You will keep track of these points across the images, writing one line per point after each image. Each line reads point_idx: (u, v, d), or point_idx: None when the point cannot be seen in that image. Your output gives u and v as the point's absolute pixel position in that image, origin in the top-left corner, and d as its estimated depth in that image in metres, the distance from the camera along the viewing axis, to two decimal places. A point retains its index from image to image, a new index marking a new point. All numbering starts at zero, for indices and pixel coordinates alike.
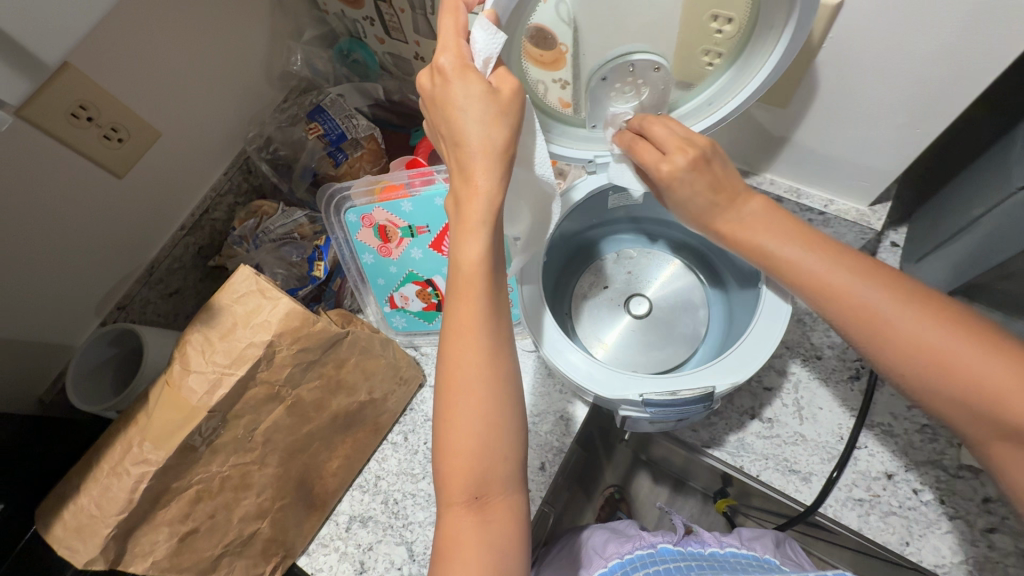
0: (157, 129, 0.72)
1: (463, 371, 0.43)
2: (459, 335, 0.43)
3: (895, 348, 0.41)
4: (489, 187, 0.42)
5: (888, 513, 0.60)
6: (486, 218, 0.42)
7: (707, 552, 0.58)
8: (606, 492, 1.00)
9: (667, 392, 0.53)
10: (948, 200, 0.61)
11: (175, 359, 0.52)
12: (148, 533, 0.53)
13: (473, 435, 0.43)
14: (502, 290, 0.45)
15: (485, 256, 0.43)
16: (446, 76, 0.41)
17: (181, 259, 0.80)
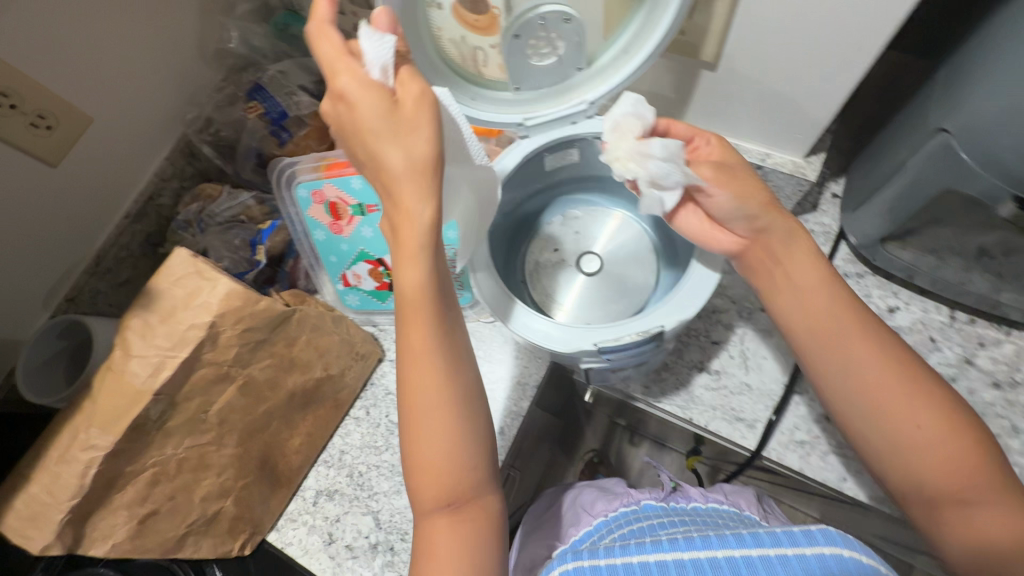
0: (89, 114, 0.70)
1: (422, 393, 0.45)
2: (416, 359, 0.45)
3: (858, 387, 0.49)
4: (421, 208, 0.41)
5: (828, 452, 0.63)
6: (424, 244, 0.43)
7: (690, 507, 0.63)
8: (587, 455, 1.10)
9: (619, 336, 0.53)
10: (877, 149, 0.62)
11: (116, 345, 0.52)
12: (105, 518, 0.54)
13: (443, 451, 0.45)
14: (449, 308, 0.46)
15: (427, 282, 0.43)
16: (349, 95, 0.41)
17: (128, 248, 0.79)
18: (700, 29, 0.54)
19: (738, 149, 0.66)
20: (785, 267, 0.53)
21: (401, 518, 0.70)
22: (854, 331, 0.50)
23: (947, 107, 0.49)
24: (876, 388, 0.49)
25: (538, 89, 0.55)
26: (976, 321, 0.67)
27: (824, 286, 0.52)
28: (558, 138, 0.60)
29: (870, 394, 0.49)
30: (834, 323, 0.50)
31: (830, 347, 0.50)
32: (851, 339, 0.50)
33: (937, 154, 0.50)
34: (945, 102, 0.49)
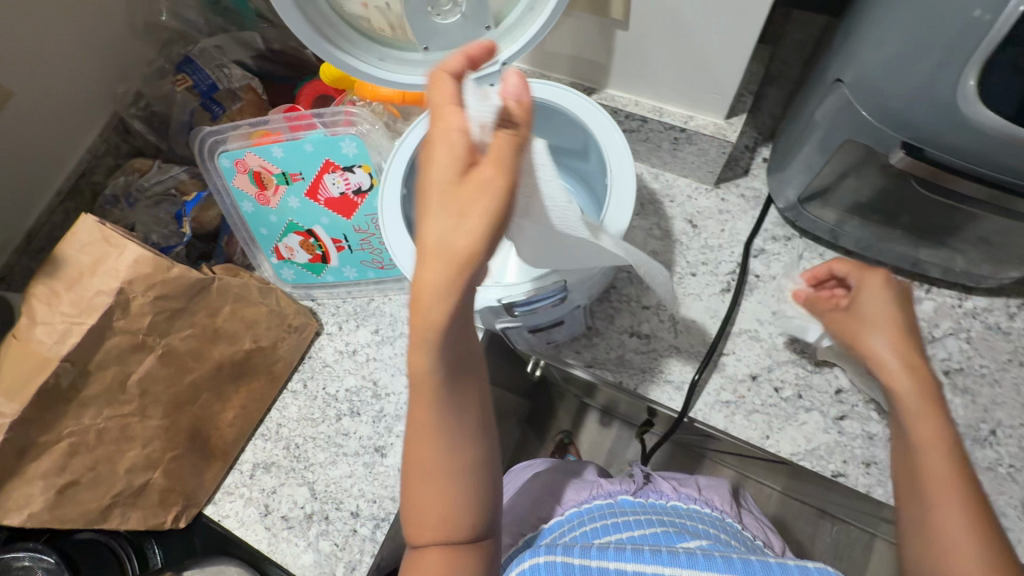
0: (10, 89, 0.68)
1: (427, 475, 0.43)
2: (421, 428, 0.43)
3: (931, 536, 0.44)
4: (441, 303, 0.37)
5: (751, 411, 0.64)
6: (427, 332, 0.39)
7: (669, 505, 0.62)
8: (557, 437, 1.11)
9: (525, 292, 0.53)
10: (797, 107, 0.62)
11: (22, 313, 0.52)
12: (21, 487, 0.54)
13: (434, 541, 0.44)
14: (462, 385, 0.43)
15: (432, 366, 0.40)
16: (427, 157, 0.37)
17: (62, 226, 0.78)
18: None
19: (662, 112, 0.66)
20: (886, 375, 0.51)
21: (336, 488, 0.69)
22: (944, 474, 0.45)
23: (843, 59, 0.49)
24: (948, 530, 0.43)
25: (448, 49, 0.54)
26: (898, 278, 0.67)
27: (914, 407, 0.48)
28: None
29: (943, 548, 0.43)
30: (919, 445, 0.47)
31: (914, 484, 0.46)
32: (942, 456, 0.46)
33: (838, 105, 0.51)
34: (841, 53, 0.50)
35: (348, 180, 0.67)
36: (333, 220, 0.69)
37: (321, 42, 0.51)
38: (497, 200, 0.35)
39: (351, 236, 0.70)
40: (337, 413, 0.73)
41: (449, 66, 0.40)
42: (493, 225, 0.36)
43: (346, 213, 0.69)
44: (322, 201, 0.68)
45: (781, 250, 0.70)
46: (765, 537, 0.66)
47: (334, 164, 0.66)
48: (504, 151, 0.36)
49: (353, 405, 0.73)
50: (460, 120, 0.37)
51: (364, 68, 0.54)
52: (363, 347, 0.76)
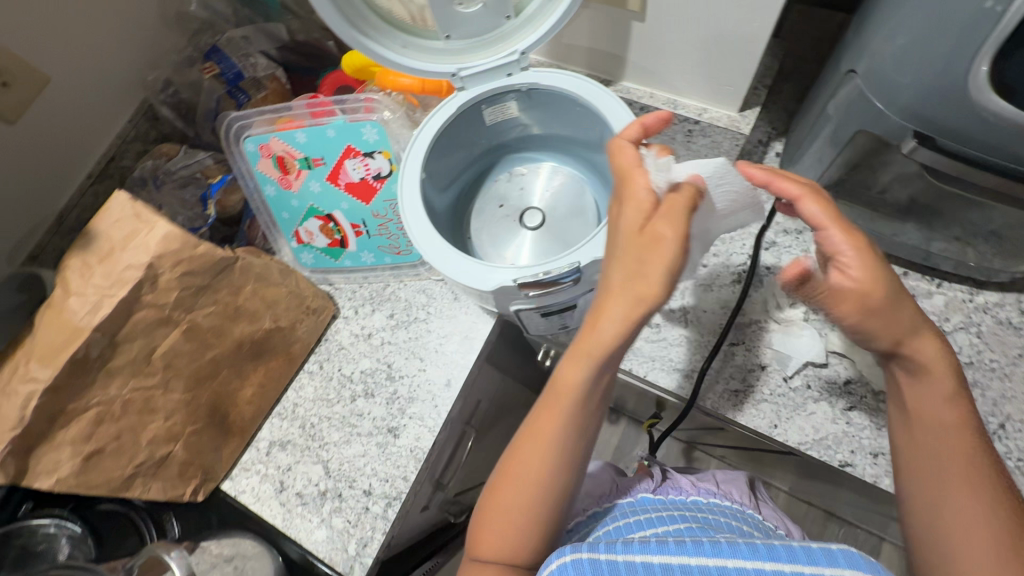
0: (48, 75, 0.72)
1: (527, 470, 0.48)
2: (540, 436, 0.48)
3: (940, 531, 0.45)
4: (611, 331, 0.43)
5: (761, 401, 0.65)
6: (593, 357, 0.44)
7: (688, 500, 0.62)
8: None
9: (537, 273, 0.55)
10: (809, 101, 0.63)
11: (56, 284, 0.54)
12: (49, 452, 0.56)
13: (511, 531, 0.48)
14: (591, 415, 0.48)
15: (582, 385, 0.45)
16: (620, 205, 0.44)
17: (91, 208, 0.81)
18: None
19: (676, 104, 0.67)
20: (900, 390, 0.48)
21: (350, 467, 0.71)
22: (962, 477, 0.44)
23: (856, 50, 0.50)
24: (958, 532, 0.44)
25: (468, 37, 0.57)
26: (909, 273, 0.67)
27: (939, 411, 0.46)
28: (492, 90, 0.61)
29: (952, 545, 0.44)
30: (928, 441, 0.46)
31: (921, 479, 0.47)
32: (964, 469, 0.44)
33: (852, 96, 0.52)
34: (853, 45, 0.51)
35: (368, 165, 0.69)
36: (352, 205, 0.71)
37: (349, 28, 0.52)
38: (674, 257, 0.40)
39: (369, 221, 0.72)
40: (352, 394, 0.75)
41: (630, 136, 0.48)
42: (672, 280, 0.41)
43: (365, 199, 0.70)
44: (342, 186, 0.70)
45: (792, 243, 0.71)
46: (787, 529, 0.66)
47: (356, 150, 0.68)
48: (678, 207, 0.42)
49: (368, 386, 0.75)
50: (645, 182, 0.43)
51: (388, 54, 0.55)
52: (378, 331, 0.77)
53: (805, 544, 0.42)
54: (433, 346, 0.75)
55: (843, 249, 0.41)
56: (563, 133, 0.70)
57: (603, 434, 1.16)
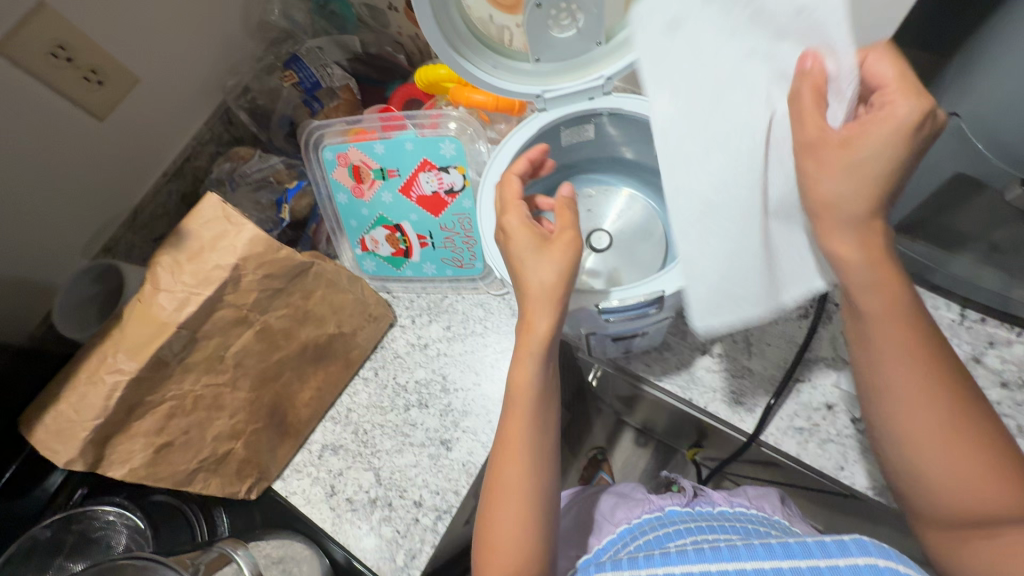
0: (137, 75, 0.75)
1: (508, 480, 0.50)
2: (510, 442, 0.50)
3: (885, 389, 0.45)
4: (545, 324, 0.50)
5: (826, 440, 0.63)
6: (535, 349, 0.50)
7: (717, 511, 0.62)
8: (590, 453, 1.14)
9: (618, 300, 0.54)
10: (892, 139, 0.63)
11: (146, 279, 0.56)
12: (124, 442, 0.57)
13: (516, 541, 0.48)
14: (550, 413, 0.52)
15: (533, 379, 0.50)
16: (505, 237, 0.52)
17: (165, 206, 0.84)
18: None
19: None
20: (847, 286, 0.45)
21: (401, 476, 0.71)
22: (916, 391, 0.44)
23: (958, 93, 0.49)
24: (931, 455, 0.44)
25: (557, 61, 0.58)
26: (986, 319, 0.66)
27: (860, 266, 0.44)
28: (575, 112, 0.62)
29: (914, 395, 0.44)
30: (864, 296, 0.45)
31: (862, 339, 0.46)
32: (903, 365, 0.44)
33: (949, 138, 0.51)
34: (955, 89, 0.50)
35: (442, 179, 0.70)
36: (421, 217, 0.72)
37: (447, 47, 0.54)
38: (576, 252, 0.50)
39: (435, 233, 0.73)
40: (405, 403, 0.75)
41: (516, 170, 0.57)
42: (569, 270, 0.49)
43: (434, 211, 0.72)
44: (414, 198, 0.71)
45: None
46: None
47: (431, 163, 0.69)
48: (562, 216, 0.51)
49: (422, 397, 0.75)
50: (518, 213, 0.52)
51: (479, 73, 0.56)
52: (434, 342, 0.78)
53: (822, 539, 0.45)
54: (490, 361, 0.76)
55: (884, 115, 0.41)
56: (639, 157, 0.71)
57: (635, 457, 1.15)
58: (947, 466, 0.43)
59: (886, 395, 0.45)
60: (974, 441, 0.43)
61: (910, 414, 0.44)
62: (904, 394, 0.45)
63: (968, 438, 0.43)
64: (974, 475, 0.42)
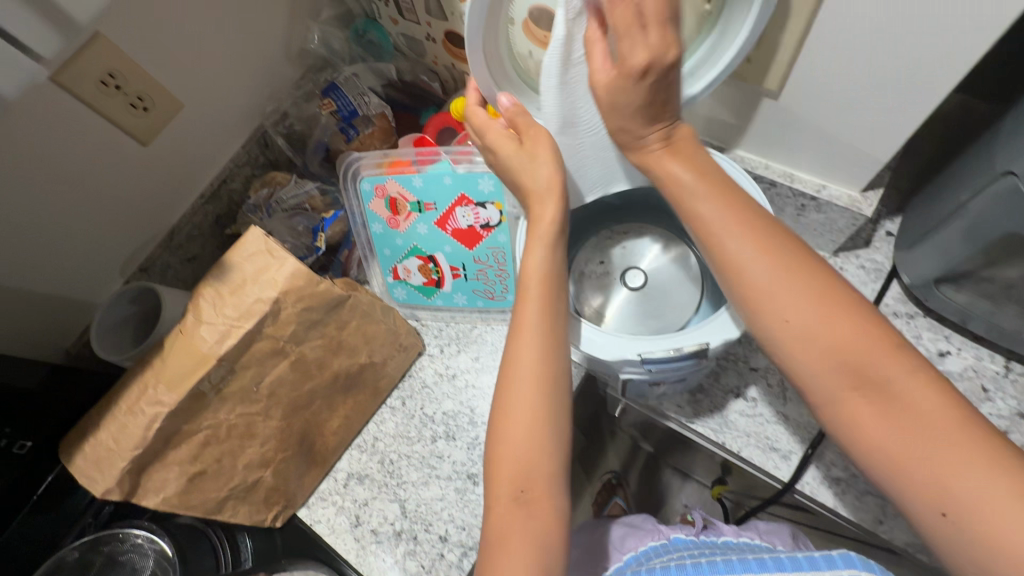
0: (180, 100, 0.76)
1: (523, 370, 0.53)
2: (522, 328, 0.55)
3: (771, 299, 0.45)
4: (552, 213, 0.56)
5: (863, 492, 0.62)
6: (544, 237, 0.56)
7: (721, 540, 0.64)
8: (605, 477, 1.11)
9: (665, 349, 0.54)
10: (936, 186, 0.62)
11: (189, 311, 0.56)
12: (159, 470, 0.57)
13: (533, 425, 0.52)
14: (560, 306, 0.56)
15: (544, 264, 0.56)
16: (496, 156, 0.59)
17: (200, 227, 0.85)
18: (767, 58, 0.56)
19: (792, 178, 0.67)
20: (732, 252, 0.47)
21: (427, 509, 0.72)
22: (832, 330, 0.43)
23: (1014, 151, 0.49)
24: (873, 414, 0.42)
25: None
26: None
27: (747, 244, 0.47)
28: None
29: (810, 320, 0.44)
30: (723, 218, 0.48)
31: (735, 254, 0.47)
32: (819, 316, 0.44)
33: (1001, 197, 0.50)
34: (1011, 146, 0.49)
35: (478, 214, 0.70)
36: (455, 249, 0.73)
37: (495, 86, 0.56)
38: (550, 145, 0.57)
39: (469, 265, 0.73)
40: (432, 434, 0.75)
41: (472, 100, 0.60)
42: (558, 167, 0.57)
43: (469, 244, 0.72)
44: (449, 231, 0.72)
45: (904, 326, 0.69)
46: None
47: (469, 198, 0.70)
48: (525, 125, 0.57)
49: (449, 428, 0.75)
50: (496, 129, 0.58)
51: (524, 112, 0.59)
52: (462, 373, 0.78)
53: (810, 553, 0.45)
54: None
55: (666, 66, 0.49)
56: None
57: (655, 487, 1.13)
58: (851, 374, 0.43)
59: (780, 309, 0.45)
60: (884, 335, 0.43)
61: (802, 336, 0.44)
62: (794, 309, 0.45)
63: (874, 344, 0.43)
64: (872, 363, 0.42)
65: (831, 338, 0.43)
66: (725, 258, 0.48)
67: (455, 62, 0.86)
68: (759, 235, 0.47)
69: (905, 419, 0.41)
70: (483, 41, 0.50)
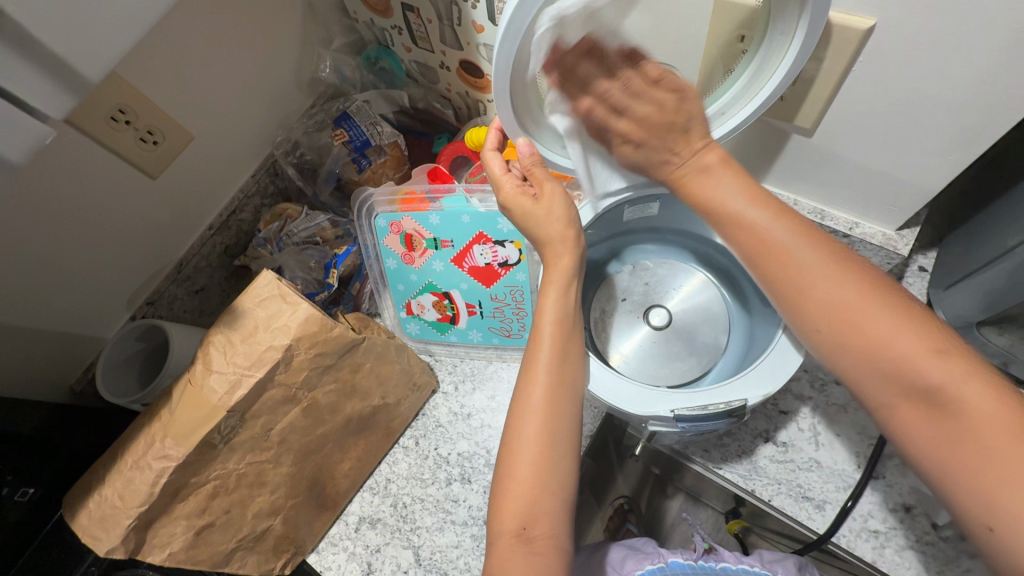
0: (190, 133, 0.74)
1: (534, 404, 0.51)
2: (534, 369, 0.52)
3: (806, 298, 0.45)
4: (568, 259, 0.55)
5: (903, 547, 0.61)
6: (561, 279, 0.55)
7: (719, 567, 0.60)
8: (616, 502, 1.01)
9: (699, 406, 0.52)
10: (981, 227, 0.60)
11: (198, 359, 0.54)
12: (166, 525, 0.55)
13: (543, 468, 0.49)
14: (574, 345, 0.54)
15: (560, 307, 0.54)
16: (510, 209, 0.56)
17: (208, 258, 0.82)
18: (801, 96, 0.56)
19: (823, 214, 0.68)
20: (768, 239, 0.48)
21: (442, 557, 0.70)
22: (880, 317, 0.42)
23: None
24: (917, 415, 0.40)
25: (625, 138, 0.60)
26: None
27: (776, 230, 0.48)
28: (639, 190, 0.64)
29: (847, 319, 0.43)
30: (762, 216, 0.49)
31: (775, 251, 0.47)
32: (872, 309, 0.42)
33: None
34: None
35: (496, 253, 0.69)
36: (472, 286, 0.72)
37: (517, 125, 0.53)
38: (565, 195, 0.56)
39: (485, 303, 0.72)
40: (447, 477, 0.74)
41: (490, 144, 0.57)
42: (571, 213, 0.55)
43: (486, 282, 0.71)
44: (466, 268, 0.71)
45: None
46: None
47: (487, 236, 0.69)
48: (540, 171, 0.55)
49: (465, 471, 0.74)
50: (512, 182, 0.55)
51: (549, 153, 0.57)
52: (478, 412, 0.76)
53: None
54: None
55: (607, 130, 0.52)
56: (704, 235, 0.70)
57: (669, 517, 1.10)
58: (893, 378, 0.41)
59: (815, 309, 0.44)
60: (935, 337, 0.40)
61: (840, 336, 0.43)
62: (829, 309, 0.44)
63: (923, 346, 0.40)
64: (918, 367, 0.40)
65: (871, 338, 0.42)
66: (765, 257, 0.48)
67: (470, 90, 0.84)
68: (799, 232, 0.47)
69: (957, 424, 0.38)
70: (511, 84, 0.48)
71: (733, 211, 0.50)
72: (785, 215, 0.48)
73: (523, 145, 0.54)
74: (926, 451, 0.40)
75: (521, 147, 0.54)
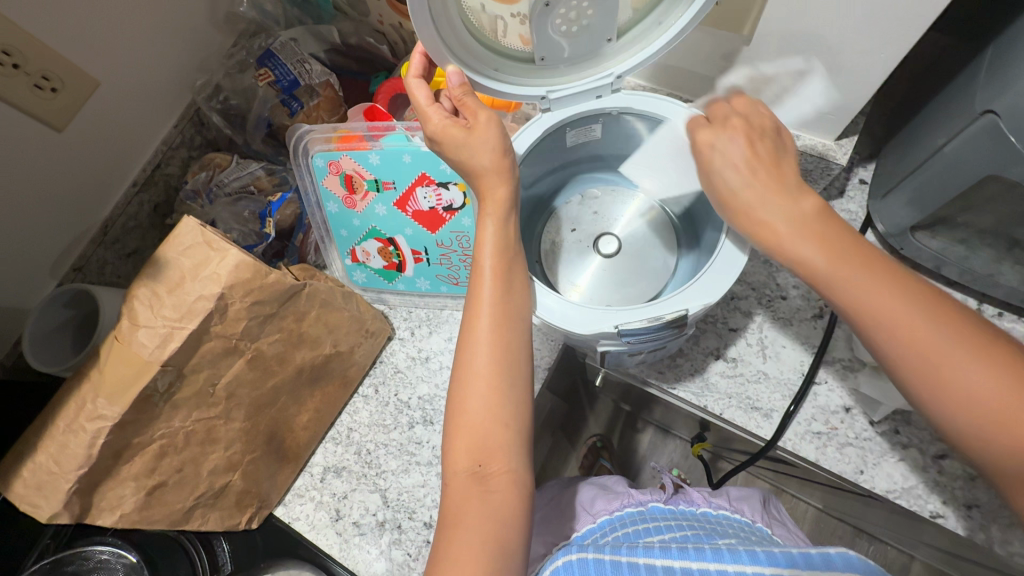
0: (94, 78, 0.67)
1: (482, 340, 0.50)
2: (478, 306, 0.51)
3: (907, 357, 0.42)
4: (503, 190, 0.53)
5: (844, 444, 0.64)
6: (500, 213, 0.53)
7: (699, 511, 0.58)
8: (589, 441, 1.04)
9: (645, 319, 0.52)
10: (916, 131, 0.61)
11: (123, 315, 0.51)
12: (113, 488, 0.53)
13: (493, 400, 0.49)
14: (520, 280, 0.54)
15: (498, 239, 0.53)
16: (438, 140, 0.53)
17: (136, 218, 0.77)
18: None
19: None
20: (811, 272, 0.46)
21: (409, 497, 0.71)
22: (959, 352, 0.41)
23: (994, 90, 0.49)
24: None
25: (562, 62, 0.56)
26: (1004, 315, 0.67)
27: (819, 257, 0.45)
28: (580, 113, 0.62)
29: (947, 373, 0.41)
30: (866, 282, 0.44)
31: (873, 321, 0.43)
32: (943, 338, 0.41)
33: (982, 136, 0.51)
34: (1000, 82, 0.48)
35: (440, 195, 0.67)
36: (416, 231, 0.70)
37: (445, 51, 0.49)
38: (497, 122, 0.53)
39: (431, 249, 0.71)
40: (409, 420, 0.74)
41: (414, 71, 0.54)
42: (505, 141, 0.53)
43: (431, 227, 0.69)
44: (410, 212, 0.68)
45: None
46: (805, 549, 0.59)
47: (429, 177, 0.66)
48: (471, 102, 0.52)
49: (426, 413, 0.74)
50: (437, 112, 0.52)
51: (480, 78, 0.53)
52: (435, 355, 0.76)
53: (805, 548, 0.44)
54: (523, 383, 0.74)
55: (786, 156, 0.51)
56: (645, 157, 0.70)
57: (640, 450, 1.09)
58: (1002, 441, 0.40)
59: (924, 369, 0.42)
60: None
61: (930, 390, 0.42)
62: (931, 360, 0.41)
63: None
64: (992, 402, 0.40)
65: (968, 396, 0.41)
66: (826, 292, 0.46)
67: (402, 20, 0.79)
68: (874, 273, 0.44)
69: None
70: None
71: (803, 258, 0.46)
72: (861, 256, 0.44)
73: (451, 74, 0.51)
74: (985, 435, 0.40)
75: (451, 76, 0.51)
